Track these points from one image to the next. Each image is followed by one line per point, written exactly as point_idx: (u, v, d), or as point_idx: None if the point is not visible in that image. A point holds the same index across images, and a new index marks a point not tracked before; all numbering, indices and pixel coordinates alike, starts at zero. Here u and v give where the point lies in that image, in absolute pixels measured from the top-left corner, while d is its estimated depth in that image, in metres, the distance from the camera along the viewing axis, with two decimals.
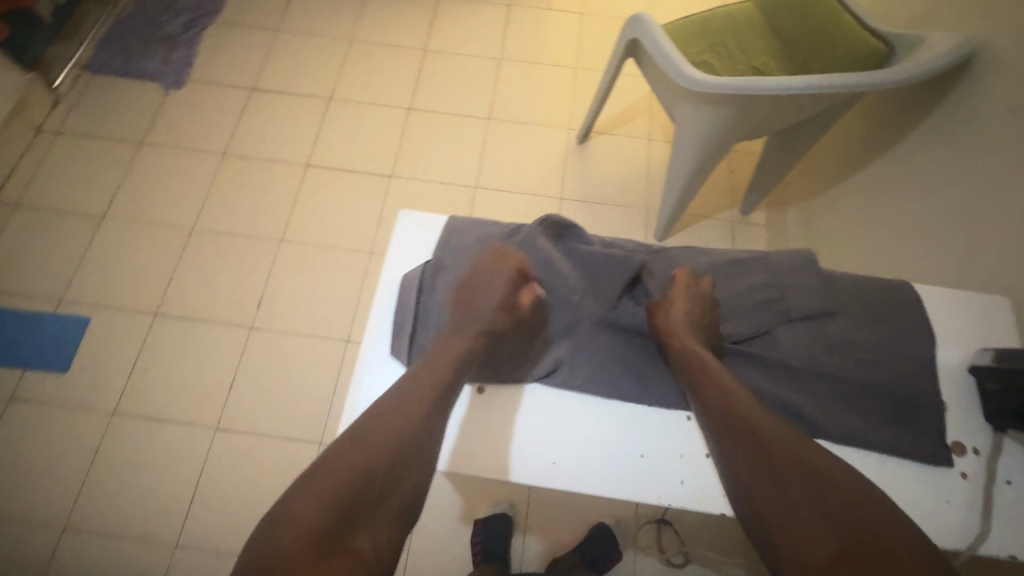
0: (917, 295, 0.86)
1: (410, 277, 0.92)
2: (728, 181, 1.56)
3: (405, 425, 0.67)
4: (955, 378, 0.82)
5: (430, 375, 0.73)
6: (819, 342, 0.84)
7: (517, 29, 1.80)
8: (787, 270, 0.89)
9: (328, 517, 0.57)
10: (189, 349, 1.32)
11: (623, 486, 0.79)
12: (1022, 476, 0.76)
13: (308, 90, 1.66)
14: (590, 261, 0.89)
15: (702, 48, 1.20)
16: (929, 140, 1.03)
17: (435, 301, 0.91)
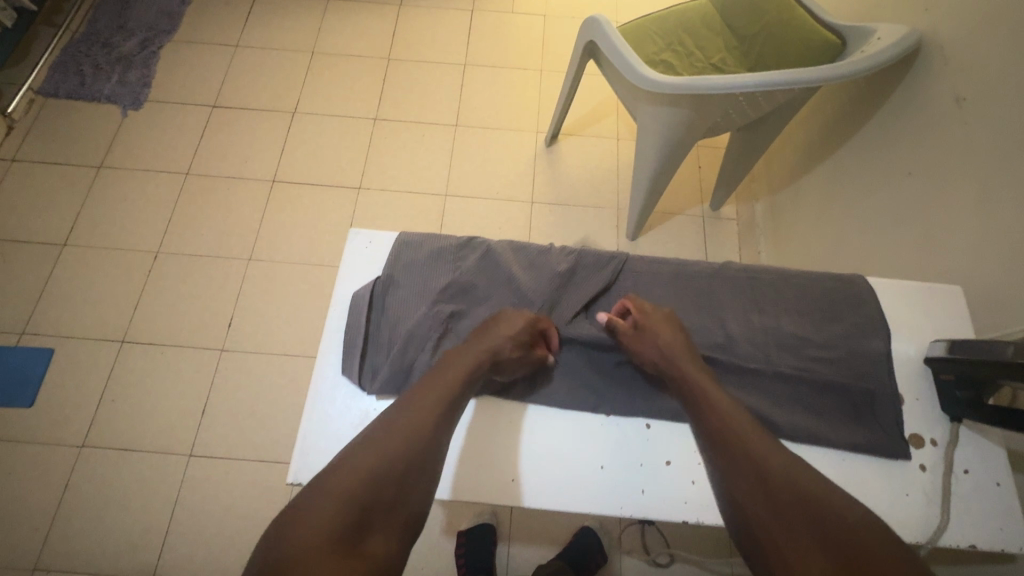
0: (870, 285, 0.74)
1: (361, 293, 0.73)
2: (697, 177, 1.54)
3: (423, 434, 0.59)
4: (910, 369, 0.70)
5: (424, 409, 0.60)
6: (774, 338, 0.70)
7: (480, 32, 1.78)
8: (737, 277, 0.76)
9: (341, 518, 0.51)
10: (155, 376, 1.31)
11: (587, 500, 0.67)
12: (982, 465, 0.64)
13: (271, 105, 1.64)
14: (552, 273, 0.77)
15: (660, 47, 1.17)
16: (886, 133, 1.01)
17: (390, 324, 0.72)
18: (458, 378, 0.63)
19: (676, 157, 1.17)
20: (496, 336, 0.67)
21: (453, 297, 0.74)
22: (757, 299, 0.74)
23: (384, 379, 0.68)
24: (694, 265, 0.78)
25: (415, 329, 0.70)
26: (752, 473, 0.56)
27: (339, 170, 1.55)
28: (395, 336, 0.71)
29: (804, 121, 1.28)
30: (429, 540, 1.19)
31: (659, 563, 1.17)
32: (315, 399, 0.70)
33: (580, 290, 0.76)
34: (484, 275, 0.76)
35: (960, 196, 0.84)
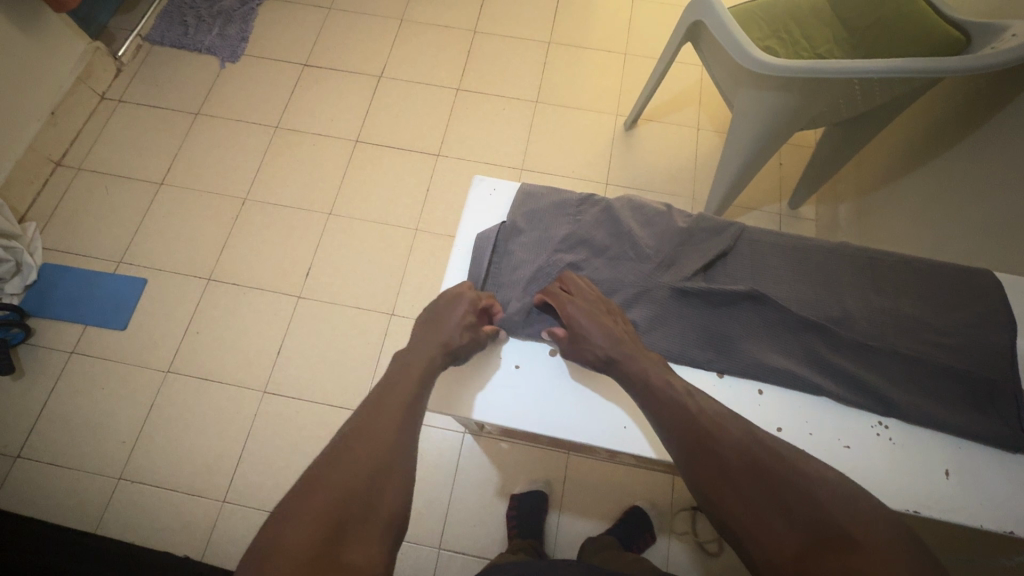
0: (998, 282, 0.74)
1: (486, 235, 0.81)
2: (778, 174, 1.51)
3: (384, 439, 0.61)
4: None
5: (386, 414, 0.64)
6: (892, 318, 0.72)
7: (567, 11, 1.78)
8: (857, 257, 0.78)
9: (313, 539, 0.51)
10: (236, 314, 1.38)
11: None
12: None
13: (359, 68, 1.68)
14: (671, 231, 0.80)
15: (767, 33, 1.14)
16: (1002, 136, 0.97)
17: (510, 265, 0.80)
18: (412, 377, 0.68)
19: (771, 146, 1.15)
20: (443, 329, 0.73)
21: (573, 248, 0.80)
22: (877, 279, 0.76)
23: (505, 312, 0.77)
24: (811, 241, 0.80)
25: (538, 271, 0.78)
26: (715, 459, 0.60)
27: (419, 136, 1.59)
28: (515, 277, 0.79)
29: (905, 122, 1.24)
30: (483, 499, 1.22)
31: (709, 551, 1.17)
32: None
33: (696, 251, 0.79)
34: (603, 230, 0.81)
35: None
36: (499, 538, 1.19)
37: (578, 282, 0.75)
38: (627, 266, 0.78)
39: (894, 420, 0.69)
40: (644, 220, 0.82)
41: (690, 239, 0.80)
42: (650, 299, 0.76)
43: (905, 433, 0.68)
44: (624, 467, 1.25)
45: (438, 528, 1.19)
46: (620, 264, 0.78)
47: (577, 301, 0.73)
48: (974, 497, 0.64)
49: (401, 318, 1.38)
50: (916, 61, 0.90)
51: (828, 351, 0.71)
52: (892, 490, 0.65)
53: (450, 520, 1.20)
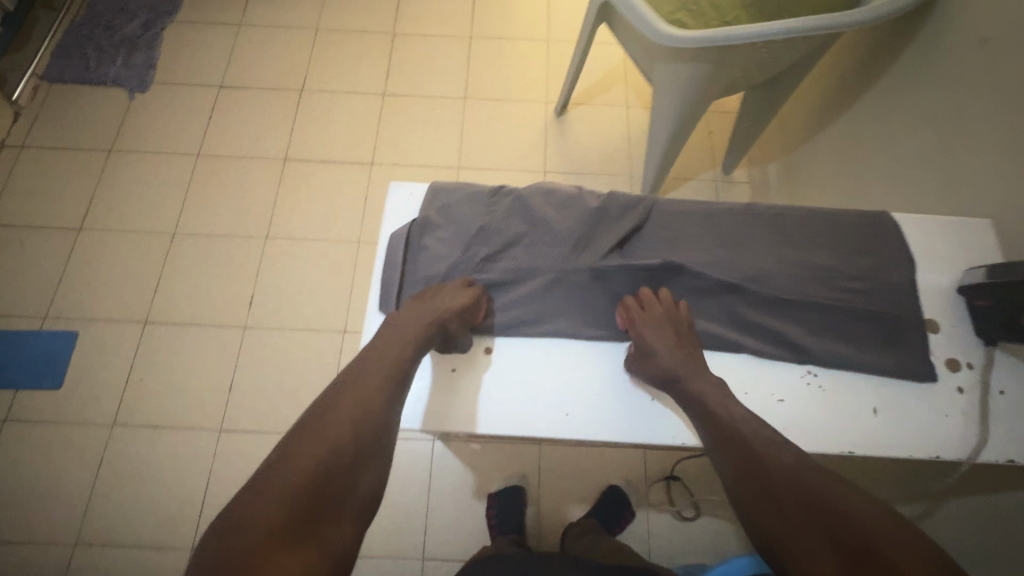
0: (896, 223, 0.78)
1: (400, 234, 0.78)
2: (708, 142, 1.55)
3: (367, 424, 0.62)
4: (941, 299, 0.74)
5: (369, 397, 0.64)
6: (803, 270, 0.75)
7: (485, 4, 1.77)
8: (763, 216, 0.80)
9: (291, 515, 0.53)
10: (181, 354, 1.32)
11: (645, 433, 0.71)
12: (1018, 386, 0.68)
13: (278, 83, 1.63)
14: (585, 211, 0.80)
15: (675, 6, 1.16)
16: (902, 82, 1.02)
17: (427, 262, 0.77)
18: (393, 367, 0.67)
19: (695, 116, 1.17)
20: (435, 311, 0.71)
21: (489, 239, 0.78)
22: (787, 235, 0.78)
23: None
24: (719, 206, 0.82)
25: (455, 266, 0.76)
26: (761, 485, 0.60)
27: (351, 146, 1.55)
28: (432, 273, 0.76)
29: (817, 79, 1.29)
30: (462, 502, 1.21)
31: (686, 516, 1.20)
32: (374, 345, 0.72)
33: (612, 228, 0.79)
34: (519, 218, 0.80)
35: (990, 135, 0.85)
36: (482, 539, 1.18)
37: (666, 297, 0.74)
38: (543, 252, 0.77)
39: (824, 367, 0.71)
40: (559, 204, 0.81)
41: (604, 218, 0.80)
42: (567, 282, 0.76)
43: (826, 377, 0.71)
44: (596, 448, 1.27)
45: (419, 541, 1.18)
46: (536, 250, 0.77)
47: (651, 313, 0.72)
48: (900, 429, 0.67)
49: (354, 334, 1.35)
50: (811, 19, 0.93)
51: (748, 310, 0.74)
52: (828, 435, 0.68)
53: (431, 529, 1.19)
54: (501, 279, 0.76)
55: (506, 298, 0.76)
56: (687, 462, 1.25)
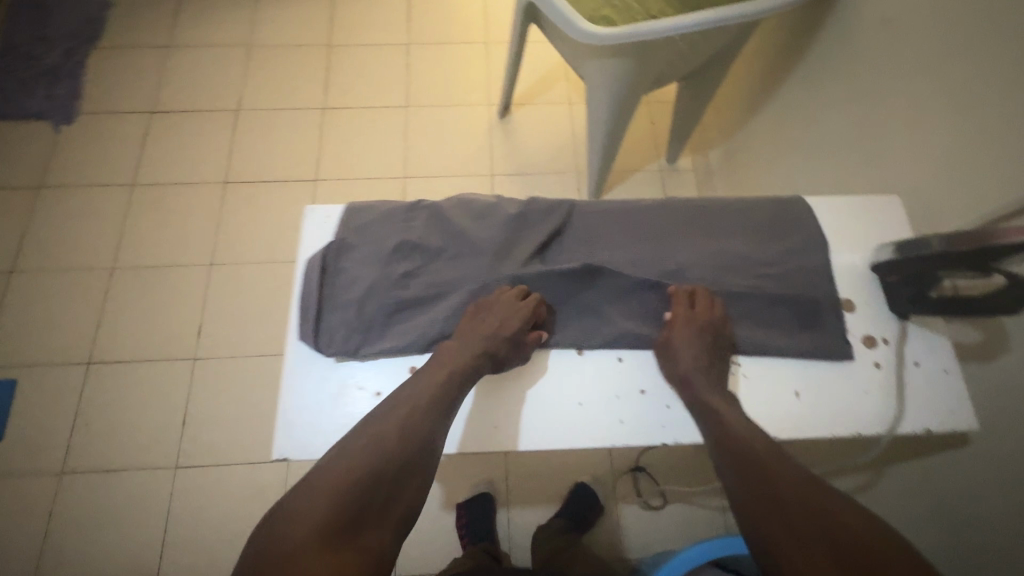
0: (807, 208, 0.79)
1: (314, 257, 0.71)
2: (651, 133, 1.56)
3: (413, 439, 0.61)
4: (855, 278, 0.75)
5: (405, 416, 0.63)
6: (721, 261, 0.76)
7: (421, 10, 1.75)
8: (682, 211, 0.80)
9: (338, 517, 0.56)
10: (130, 393, 1.27)
11: (580, 441, 0.69)
12: (930, 356, 0.71)
13: (213, 104, 1.59)
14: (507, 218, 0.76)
15: (600, 3, 1.17)
16: (820, 64, 1.05)
17: (345, 283, 0.70)
18: (431, 391, 0.64)
19: (630, 110, 1.18)
20: (493, 328, 0.66)
21: (408, 254, 0.71)
22: (705, 229, 0.79)
23: (344, 336, 0.66)
24: (639, 204, 0.81)
25: (375, 285, 0.68)
26: (766, 491, 0.59)
27: (293, 163, 1.52)
28: (351, 293, 0.69)
29: (745, 65, 1.31)
30: (432, 515, 1.20)
31: (653, 506, 1.22)
32: (294, 371, 0.67)
33: (535, 233, 0.75)
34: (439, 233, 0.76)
35: (900, 113, 0.87)
36: (454, 551, 1.17)
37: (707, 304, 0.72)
38: (468, 262, 0.72)
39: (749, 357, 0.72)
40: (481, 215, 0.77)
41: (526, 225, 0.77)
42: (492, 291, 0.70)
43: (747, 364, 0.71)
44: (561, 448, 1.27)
45: None
46: (462, 263, 0.72)
47: (696, 317, 0.70)
48: (822, 409, 0.69)
49: None
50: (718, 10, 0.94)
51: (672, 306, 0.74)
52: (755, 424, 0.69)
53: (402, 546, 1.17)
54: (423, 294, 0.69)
55: (433, 314, 0.69)
56: (652, 452, 1.27)
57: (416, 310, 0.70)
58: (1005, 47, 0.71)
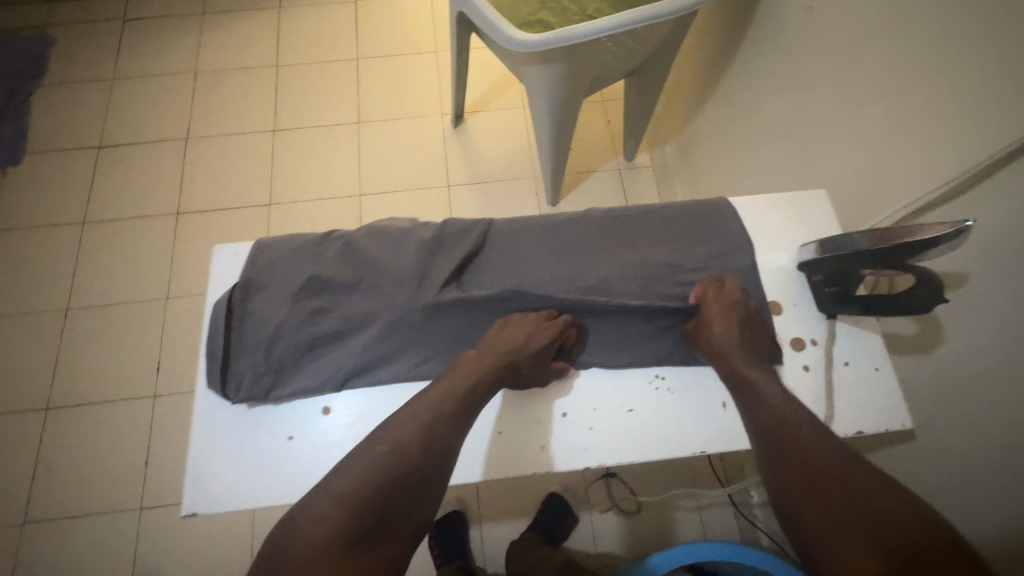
0: (731, 208, 0.75)
1: (217, 303, 0.64)
2: (606, 132, 1.54)
3: (434, 444, 0.57)
4: (782, 278, 0.71)
5: (429, 417, 0.59)
6: (645, 270, 0.71)
7: (369, 23, 1.73)
8: (605, 220, 0.76)
9: (356, 523, 0.52)
10: (91, 436, 1.25)
11: (501, 469, 0.64)
12: (862, 354, 0.66)
13: (162, 134, 1.56)
14: (425, 243, 0.70)
15: (535, 7, 1.15)
16: (754, 54, 1.03)
17: (255, 327, 0.64)
18: (452, 401, 0.60)
19: (573, 113, 1.16)
20: (526, 343, 0.64)
21: (317, 290, 0.66)
22: (626, 237, 0.74)
23: (250, 384, 0.61)
24: (562, 216, 0.76)
25: (281, 326, 0.63)
26: (801, 471, 0.53)
27: (247, 188, 1.50)
28: (261, 339, 0.63)
29: (689, 58, 1.29)
30: None
31: (627, 511, 1.20)
32: (202, 420, 0.61)
33: (451, 255, 0.70)
34: (351, 262, 0.68)
35: (830, 100, 0.85)
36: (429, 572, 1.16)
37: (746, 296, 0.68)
38: (381, 293, 0.66)
39: (671, 369, 0.68)
40: (398, 239, 0.70)
41: (443, 247, 0.71)
42: (411, 324, 0.65)
43: (675, 378, 0.68)
44: None
45: None
46: (376, 294, 0.66)
47: (736, 300, 0.66)
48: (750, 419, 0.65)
49: None
50: (633, 12, 0.91)
51: (598, 322, 0.69)
52: (679, 438, 0.65)
53: None
54: (338, 331, 0.64)
55: (345, 353, 0.64)
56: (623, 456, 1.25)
57: (328, 349, 0.64)
58: (919, 29, 0.69)
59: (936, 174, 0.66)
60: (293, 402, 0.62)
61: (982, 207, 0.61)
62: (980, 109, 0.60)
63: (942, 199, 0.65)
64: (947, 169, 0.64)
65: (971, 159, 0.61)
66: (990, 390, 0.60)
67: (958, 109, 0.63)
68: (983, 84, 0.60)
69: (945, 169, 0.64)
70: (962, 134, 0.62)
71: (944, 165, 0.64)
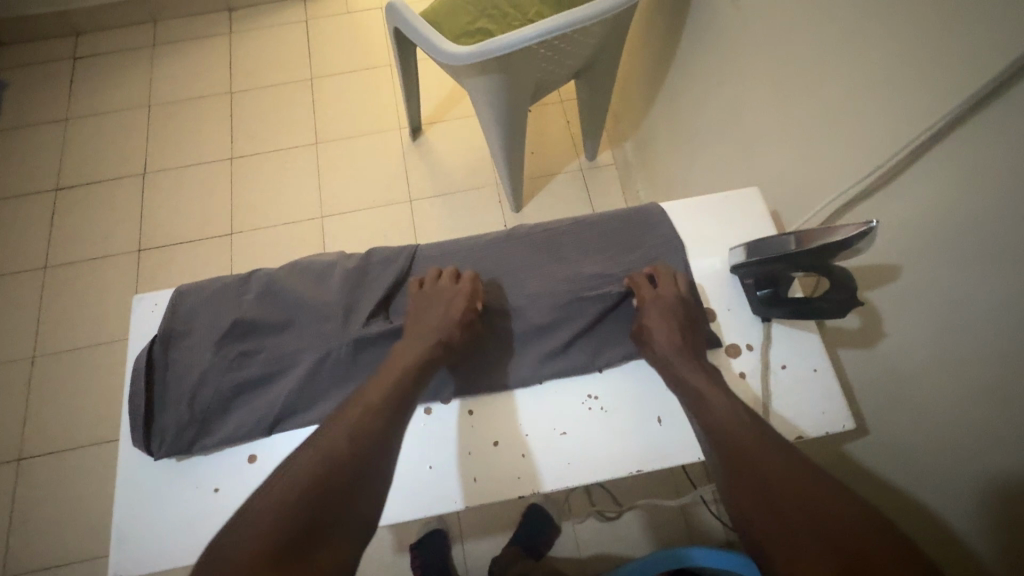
0: (662, 214, 0.77)
1: (140, 357, 0.66)
2: (567, 133, 1.53)
3: (366, 437, 0.55)
4: (717, 283, 0.72)
5: (361, 413, 0.57)
6: (572, 284, 0.71)
7: (321, 41, 1.71)
8: (532, 237, 0.77)
9: (286, 528, 0.47)
10: (63, 483, 1.24)
11: (426, 510, 0.62)
12: (797, 357, 0.67)
13: (120, 171, 1.55)
14: (345, 279, 0.71)
15: (474, 16, 1.08)
16: (694, 48, 1.02)
17: (178, 378, 0.65)
18: (382, 393, 0.59)
19: (520, 120, 1.14)
20: (440, 320, 0.65)
21: (241, 334, 0.67)
22: (555, 253, 0.76)
23: (173, 436, 0.62)
24: (488, 237, 0.77)
25: (204, 374, 0.65)
26: (750, 476, 0.52)
27: (207, 219, 1.49)
28: (183, 389, 0.64)
29: (637, 54, 1.28)
30: (386, 561, 1.17)
31: (609, 517, 1.18)
32: (128, 479, 0.63)
33: (376, 287, 0.71)
34: (274, 304, 0.70)
35: (765, 92, 0.83)
36: None
37: (682, 281, 0.69)
38: (305, 333, 0.68)
39: (604, 387, 0.67)
40: (320, 277, 0.72)
41: (366, 281, 0.71)
42: (332, 362, 0.66)
43: (607, 392, 0.67)
44: None
45: None
46: (298, 334, 0.68)
47: (665, 297, 0.66)
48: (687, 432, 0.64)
49: None
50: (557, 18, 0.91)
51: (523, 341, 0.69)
52: (614, 460, 0.63)
53: None
54: (261, 375, 0.65)
55: (270, 397, 0.65)
56: None
57: (253, 394, 0.65)
58: (840, 17, 0.67)
59: (865, 165, 0.65)
60: (219, 452, 0.64)
61: (918, 192, 0.59)
62: (909, 91, 0.59)
63: (888, 179, 0.63)
64: (885, 149, 0.62)
65: (906, 140, 0.59)
66: (933, 380, 0.59)
67: (889, 92, 0.61)
68: (906, 66, 0.59)
69: (885, 149, 0.62)
70: (896, 115, 0.60)
71: (880, 149, 0.63)
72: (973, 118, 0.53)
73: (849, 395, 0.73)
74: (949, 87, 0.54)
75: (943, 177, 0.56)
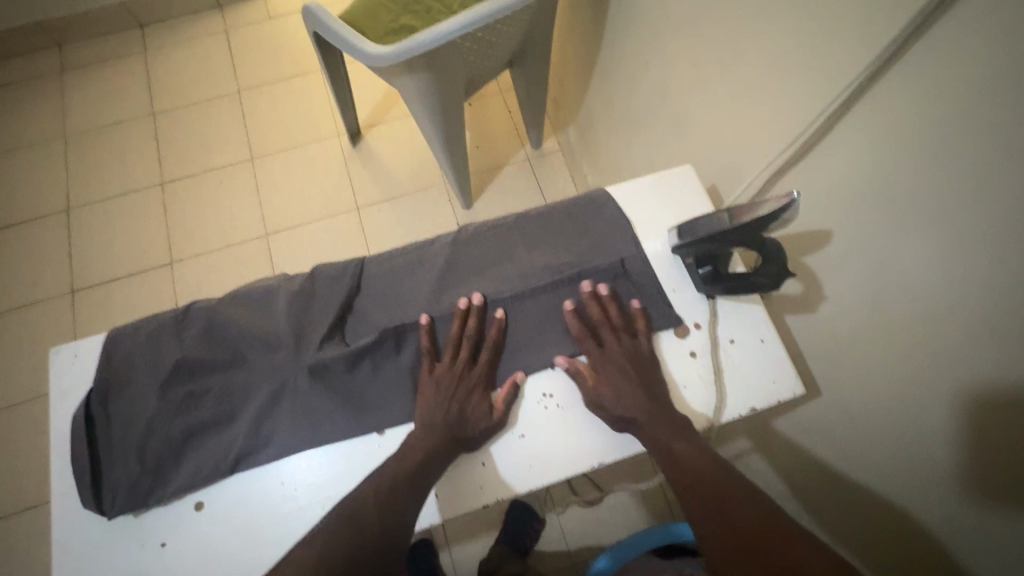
0: (602, 200, 0.76)
1: (76, 414, 0.62)
2: (510, 123, 1.51)
3: (391, 511, 0.55)
4: (661, 266, 0.72)
5: (384, 485, 0.56)
6: (521, 280, 0.71)
7: (245, 51, 1.63)
8: (477, 237, 0.76)
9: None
10: (14, 547, 1.16)
11: None
12: (743, 330, 0.68)
13: (40, 210, 1.45)
14: (290, 305, 0.68)
15: (397, 12, 1.04)
16: (620, 28, 1.01)
17: (124, 430, 0.62)
18: (407, 463, 0.58)
19: (456, 115, 1.12)
20: (464, 386, 0.63)
21: (185, 375, 0.65)
22: (505, 250, 0.75)
23: (125, 493, 0.59)
24: (434, 241, 0.76)
25: (151, 422, 0.62)
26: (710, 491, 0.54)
27: (144, 250, 1.41)
28: (132, 441, 0.61)
29: (568, 38, 1.27)
30: None
31: (591, 502, 1.19)
32: (67, 541, 0.59)
33: (325, 309, 0.69)
34: (218, 340, 0.67)
35: (692, 68, 0.84)
36: None
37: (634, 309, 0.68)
38: (256, 366, 0.66)
39: (558, 384, 0.66)
40: (265, 307, 0.69)
41: (313, 304, 0.69)
42: (290, 393, 0.64)
43: (562, 389, 0.66)
44: None
45: None
46: (249, 369, 0.66)
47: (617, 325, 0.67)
48: None
49: None
50: (478, 9, 0.88)
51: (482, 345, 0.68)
52: (575, 457, 0.63)
53: None
54: (215, 417, 0.63)
55: (226, 438, 0.63)
56: None
57: (207, 437, 0.63)
58: None
59: (791, 134, 0.66)
60: (177, 502, 0.61)
61: (841, 154, 0.61)
62: (824, 56, 0.60)
63: (813, 145, 0.64)
64: (808, 115, 0.63)
65: (824, 105, 0.60)
66: (875, 337, 0.61)
67: (805, 59, 0.62)
68: (818, 30, 0.59)
69: (809, 115, 0.63)
70: (815, 82, 0.61)
71: (802, 118, 0.64)
72: (883, 77, 0.54)
73: (799, 358, 0.75)
74: (860, 50, 0.55)
75: (863, 138, 0.57)
